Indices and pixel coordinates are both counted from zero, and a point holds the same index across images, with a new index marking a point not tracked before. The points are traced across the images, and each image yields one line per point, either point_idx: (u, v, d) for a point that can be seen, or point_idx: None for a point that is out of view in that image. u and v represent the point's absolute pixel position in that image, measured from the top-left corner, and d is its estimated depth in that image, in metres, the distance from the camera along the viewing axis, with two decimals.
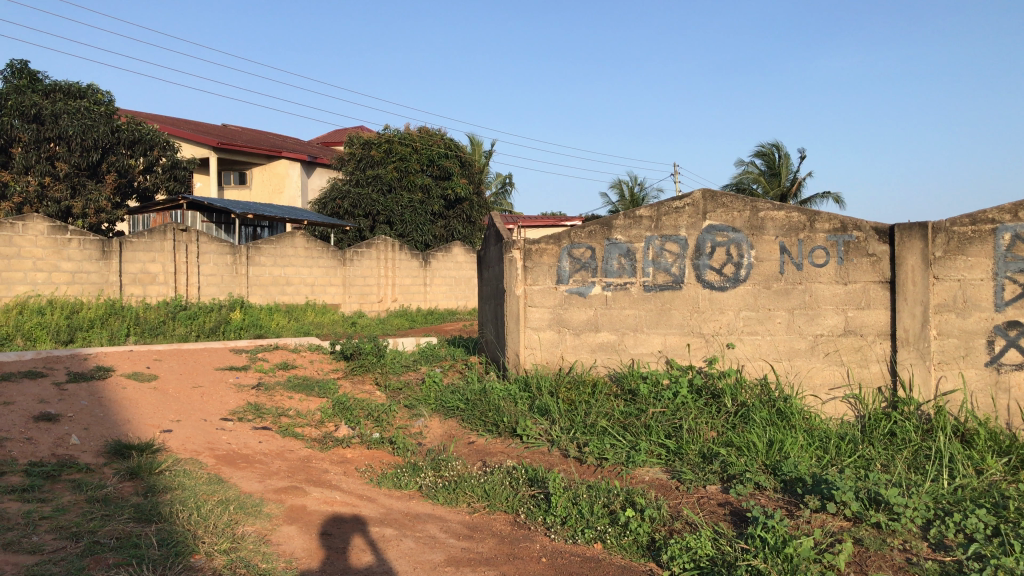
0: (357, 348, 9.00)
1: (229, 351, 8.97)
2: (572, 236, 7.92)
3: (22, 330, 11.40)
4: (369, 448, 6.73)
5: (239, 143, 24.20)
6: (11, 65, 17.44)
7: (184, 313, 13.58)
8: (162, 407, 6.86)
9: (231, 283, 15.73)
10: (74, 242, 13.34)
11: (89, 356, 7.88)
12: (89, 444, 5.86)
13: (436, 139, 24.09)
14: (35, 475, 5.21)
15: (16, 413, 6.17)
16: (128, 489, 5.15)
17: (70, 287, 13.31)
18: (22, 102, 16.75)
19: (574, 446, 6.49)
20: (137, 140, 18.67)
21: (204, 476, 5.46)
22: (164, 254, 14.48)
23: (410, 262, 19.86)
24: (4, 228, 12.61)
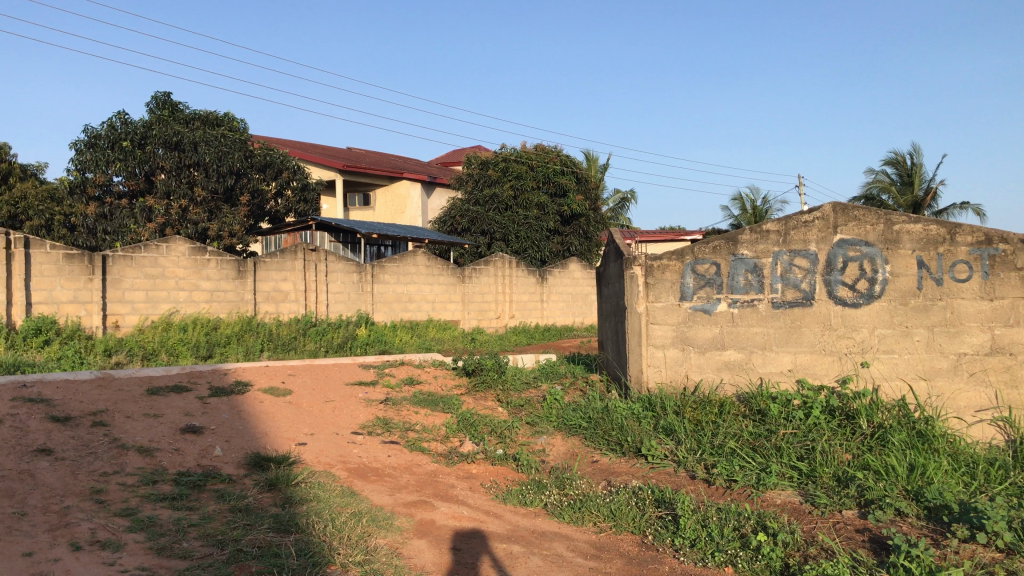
0: (479, 365, 9.12)
1: (357, 366, 9.24)
2: (696, 252, 7.81)
3: (167, 346, 12.13)
4: (493, 464, 6.79)
5: (363, 165, 25.02)
6: (156, 97, 18.60)
7: (313, 329, 14.12)
8: (297, 420, 7.13)
9: (357, 301, 16.24)
10: (213, 262, 14.10)
11: (229, 371, 8.28)
12: (231, 456, 6.16)
13: (553, 156, 24.22)
14: (183, 484, 5.52)
15: (165, 425, 6.56)
16: (267, 499, 5.38)
17: (209, 304, 14.06)
18: (165, 133, 17.85)
19: (701, 467, 6.38)
20: (268, 164, 19.60)
21: (338, 489, 5.64)
22: (295, 272, 15.11)
23: (527, 279, 20.00)
24: (150, 250, 13.38)
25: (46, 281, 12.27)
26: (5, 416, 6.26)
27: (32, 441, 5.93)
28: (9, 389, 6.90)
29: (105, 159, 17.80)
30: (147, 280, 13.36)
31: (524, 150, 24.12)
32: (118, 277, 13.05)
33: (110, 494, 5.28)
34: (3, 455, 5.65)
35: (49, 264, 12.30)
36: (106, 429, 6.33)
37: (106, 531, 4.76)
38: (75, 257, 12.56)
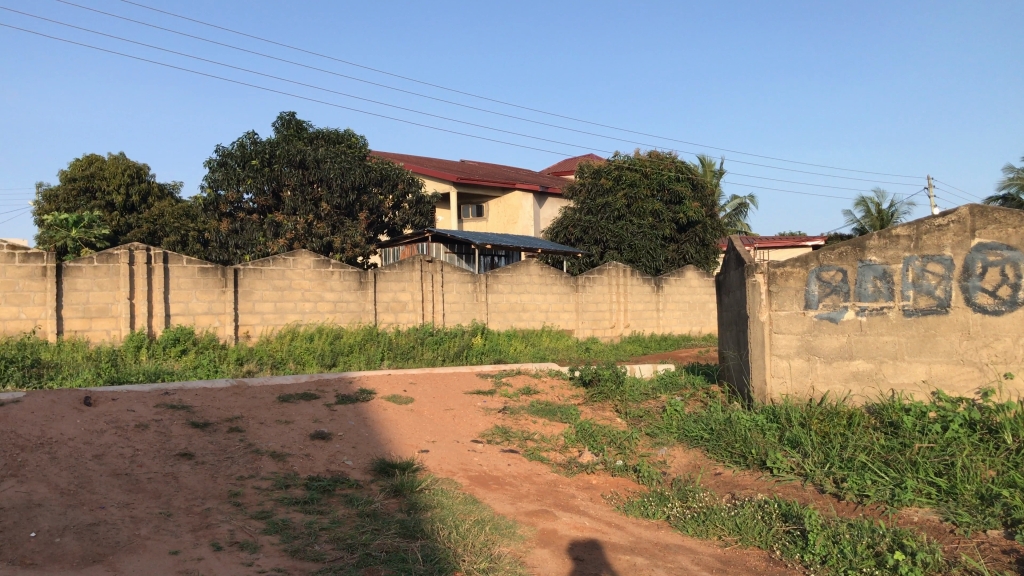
0: (596, 375, 9.11)
1: (475, 375, 9.37)
2: (821, 258, 7.60)
3: (294, 355, 12.63)
4: (614, 475, 6.74)
5: (477, 177, 25.40)
6: (279, 117, 19.44)
7: (431, 338, 14.40)
8: (419, 428, 7.29)
9: (472, 310, 16.48)
10: (335, 274, 14.59)
11: (354, 379, 8.55)
12: (358, 462, 6.35)
13: (667, 163, 23.82)
14: (314, 489, 5.73)
15: (296, 431, 6.82)
16: (393, 505, 5.52)
17: (332, 314, 14.56)
18: (290, 151, 18.66)
19: (830, 481, 6.17)
20: (385, 178, 20.01)
21: (461, 496, 5.73)
22: (413, 283, 15.48)
23: (643, 287, 19.82)
24: (277, 263, 13.97)
25: (183, 293, 13.05)
26: (150, 421, 6.68)
27: (176, 445, 6.31)
28: (154, 396, 7.35)
29: (237, 178, 18.84)
30: (275, 292, 13.96)
31: (638, 157, 23.94)
32: (249, 290, 13.69)
33: (246, 497, 5.55)
34: (150, 458, 6.04)
35: (186, 277, 13.07)
36: (242, 435, 6.64)
37: (244, 532, 5.00)
38: (209, 271, 13.29)
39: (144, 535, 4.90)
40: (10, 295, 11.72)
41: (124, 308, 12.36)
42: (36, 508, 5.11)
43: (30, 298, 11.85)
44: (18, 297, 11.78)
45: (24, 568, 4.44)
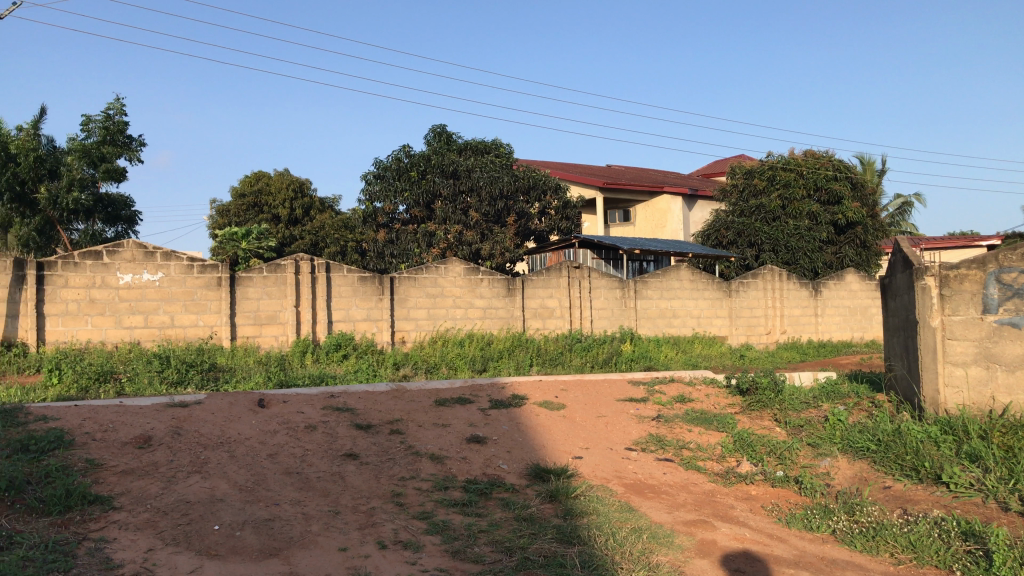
0: (754, 383, 8.77)
1: (627, 383, 9.31)
2: (1001, 260, 7.06)
3: (446, 360, 12.97)
4: (774, 486, 6.53)
5: (624, 182, 25.27)
6: (431, 131, 20.07)
7: (580, 345, 14.42)
8: (573, 434, 7.31)
9: (621, 317, 16.40)
10: (485, 281, 14.87)
11: (507, 385, 8.67)
12: (514, 467, 6.44)
13: (824, 162, 22.93)
14: (472, 491, 5.86)
15: (452, 434, 7.00)
16: (549, 510, 5.57)
17: (483, 321, 14.86)
18: (443, 163, 19.24)
19: (1016, 499, 5.72)
20: (532, 186, 20.15)
21: (617, 504, 5.71)
22: (561, 289, 15.57)
23: (799, 292, 19.09)
24: (430, 271, 14.39)
25: (343, 302, 13.67)
26: (317, 423, 7.03)
27: (341, 446, 6.61)
28: (320, 398, 7.73)
29: (394, 190, 19.64)
30: (428, 299, 14.38)
31: (792, 157, 23.09)
32: (404, 297, 14.17)
33: (408, 497, 5.75)
34: (318, 457, 6.36)
35: (346, 286, 13.69)
36: (402, 437, 6.88)
37: (408, 531, 5.18)
38: (367, 279, 13.86)
39: (316, 531, 5.16)
40: (190, 303, 12.65)
41: (291, 316, 13.17)
42: (218, 502, 5.49)
43: (207, 307, 12.75)
44: (197, 306, 12.70)
45: (209, 559, 4.79)
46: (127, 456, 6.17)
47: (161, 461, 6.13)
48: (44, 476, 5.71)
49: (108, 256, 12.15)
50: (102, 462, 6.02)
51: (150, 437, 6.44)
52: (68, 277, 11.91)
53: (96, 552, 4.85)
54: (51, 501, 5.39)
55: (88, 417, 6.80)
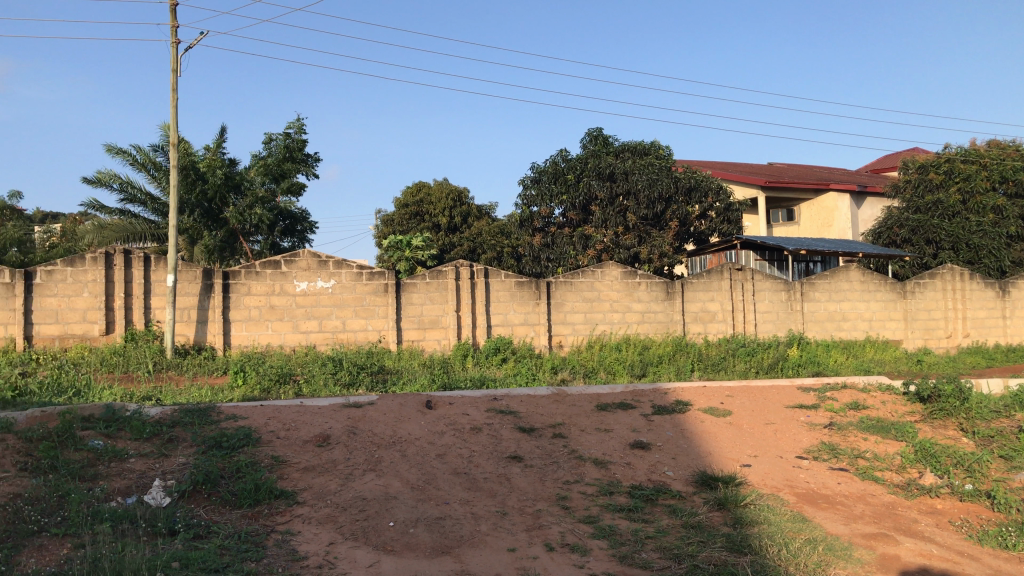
0: (936, 390, 8.21)
1: (796, 389, 8.98)
2: None
3: (605, 365, 12.93)
4: (962, 501, 6.12)
5: (787, 180, 24.40)
6: (587, 135, 20.09)
7: (743, 349, 14.02)
8: (740, 442, 7.14)
9: (787, 320, 15.82)
10: (643, 285, 14.74)
11: (669, 390, 8.56)
12: (679, 474, 6.34)
13: (1008, 152, 21.67)
14: (638, 497, 5.83)
15: (615, 439, 6.99)
16: (718, 518, 5.45)
17: (641, 325, 14.74)
18: (600, 165, 19.24)
19: None
20: (693, 187, 19.54)
21: (789, 513, 5.52)
22: (722, 292, 15.22)
23: (983, 292, 17.80)
24: (587, 275, 14.42)
25: (502, 306, 13.92)
26: (482, 425, 7.20)
27: (506, 448, 6.74)
28: (484, 401, 7.92)
29: (551, 194, 19.88)
30: (586, 303, 14.43)
31: (972, 148, 21.75)
32: (561, 301, 14.29)
33: (574, 501, 5.78)
34: (485, 459, 6.52)
35: (504, 291, 13.93)
36: (565, 441, 6.93)
37: (574, 535, 5.21)
38: (525, 284, 14.05)
39: (485, 531, 5.29)
40: (359, 309, 13.27)
41: (452, 320, 13.56)
42: (393, 500, 5.73)
43: (375, 312, 13.34)
44: (366, 311, 13.31)
45: (386, 554, 5.00)
46: (308, 453, 6.55)
47: (338, 459, 6.46)
48: (236, 470, 6.15)
49: (285, 266, 12.96)
50: (286, 459, 6.42)
51: (328, 435, 6.81)
52: (250, 285, 12.81)
53: (283, 543, 5.17)
54: (243, 493, 5.79)
55: (272, 416, 7.26)
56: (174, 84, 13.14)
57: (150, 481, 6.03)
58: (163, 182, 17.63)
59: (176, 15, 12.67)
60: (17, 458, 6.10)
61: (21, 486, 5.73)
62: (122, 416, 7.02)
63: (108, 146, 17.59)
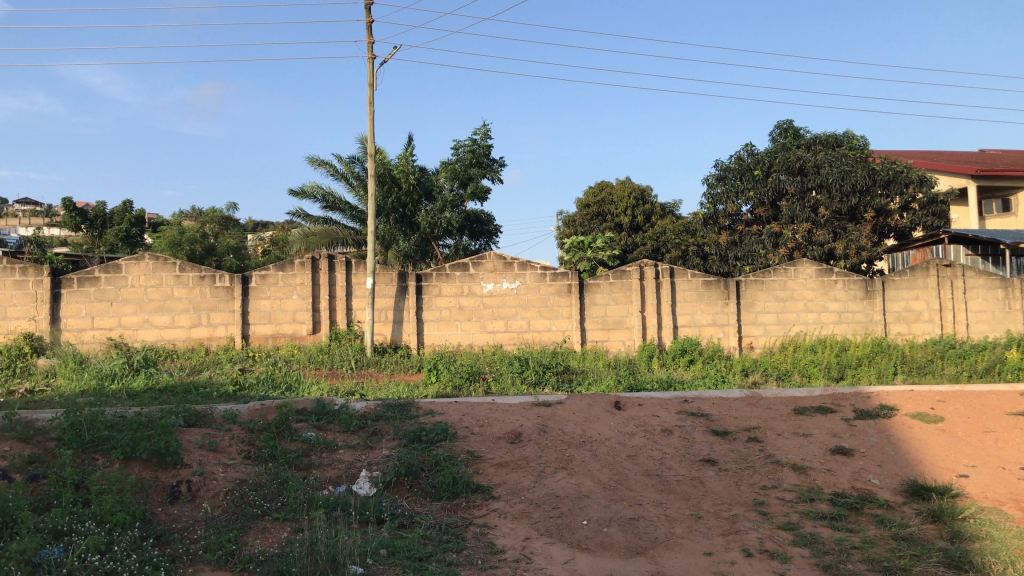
0: None
1: (1019, 395, 8.23)
2: None
3: (799, 367, 12.43)
4: None
5: (1003, 168, 22.44)
6: (777, 126, 19.47)
7: (954, 352, 13.04)
8: (955, 450, 6.65)
9: (1005, 319, 14.52)
10: (840, 283, 14.03)
11: (873, 394, 8.10)
12: (887, 482, 5.99)
13: None
14: (841, 505, 5.58)
15: (815, 445, 6.70)
16: (933, 531, 5.12)
17: (838, 325, 14.06)
18: (789, 159, 18.56)
19: None
20: (892, 178, 18.09)
21: (1015, 530, 5.10)
22: (929, 290, 14.23)
23: None
24: (779, 274, 13.92)
25: (689, 306, 13.70)
26: (674, 426, 7.12)
27: (699, 451, 6.63)
28: (675, 402, 7.82)
29: (736, 190, 19.41)
30: (778, 303, 13.93)
31: None
32: (751, 301, 13.86)
33: (772, 507, 5.61)
34: (677, 461, 6.44)
35: (691, 290, 13.69)
36: (761, 445, 6.73)
37: (774, 541, 5.06)
38: (713, 284, 13.74)
39: (680, 534, 5.23)
40: (544, 309, 13.48)
41: (637, 320, 13.50)
42: (585, 499, 5.78)
43: (559, 312, 13.51)
44: (551, 312, 13.50)
45: (581, 552, 5.06)
46: (502, 449, 6.73)
47: (531, 456, 6.60)
48: (435, 464, 6.41)
49: (473, 268, 13.39)
50: (482, 455, 6.63)
51: (521, 433, 6.97)
52: (441, 287, 13.34)
53: (482, 536, 5.35)
54: (442, 486, 6.04)
55: (467, 412, 7.52)
56: (369, 97, 13.89)
57: (357, 471, 6.42)
58: (360, 191, 18.67)
59: (372, 32, 13.40)
60: (242, 446, 6.67)
61: (246, 473, 6.26)
62: (332, 409, 7.51)
63: (312, 158, 18.84)
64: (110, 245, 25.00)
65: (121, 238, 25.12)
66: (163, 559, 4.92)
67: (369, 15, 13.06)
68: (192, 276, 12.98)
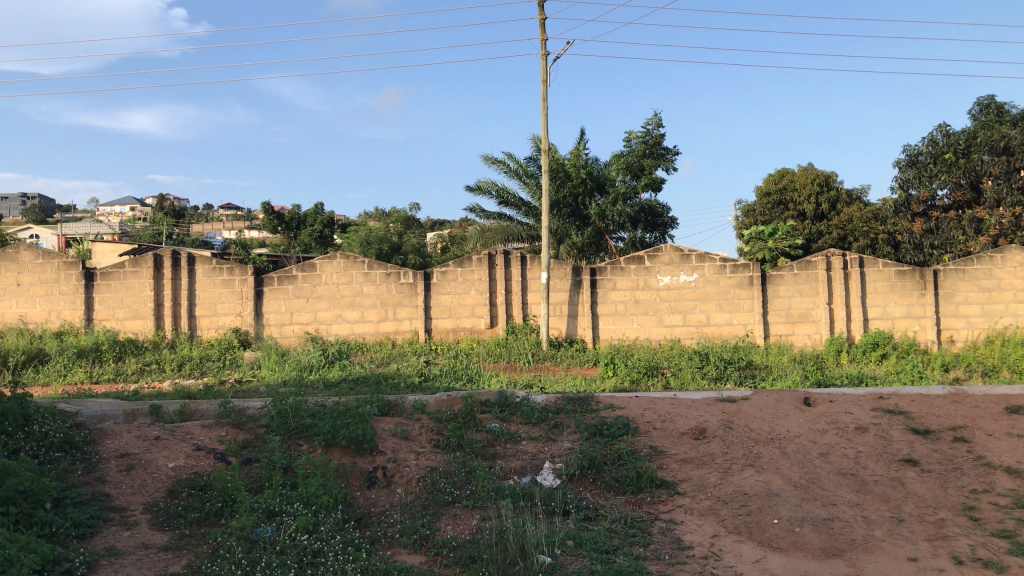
0: None
1: None
2: None
3: (1008, 362, 11.49)
4: None
5: None
6: (979, 103, 18.02)
7: None
8: None
9: None
10: None
11: None
12: None
13: None
14: None
15: None
16: None
17: None
18: (991, 137, 17.08)
19: None
20: None
21: None
22: None
23: None
24: (984, 262, 12.93)
25: (881, 298, 12.97)
26: (869, 424, 6.76)
27: (898, 450, 6.27)
28: (869, 399, 7.43)
29: (929, 174, 18.22)
30: (982, 293, 12.95)
31: None
32: (952, 292, 12.94)
33: (984, 512, 5.24)
34: (874, 461, 6.11)
35: (883, 281, 12.95)
36: (968, 446, 6.28)
37: (988, 549, 4.74)
38: (907, 274, 12.92)
39: (880, 536, 5.00)
40: (724, 303, 13.17)
41: (824, 313, 12.93)
42: (775, 497, 5.60)
43: (740, 306, 13.15)
44: (731, 305, 13.17)
45: (772, 551, 4.92)
46: (685, 445, 6.63)
47: (715, 452, 6.47)
48: (617, 458, 6.41)
49: (649, 261, 13.26)
50: (665, 450, 6.57)
51: (704, 429, 6.85)
52: (616, 280, 13.30)
53: (668, 532, 5.31)
54: (625, 480, 6.04)
55: (648, 406, 7.47)
56: (543, 93, 14.05)
57: (541, 463, 6.53)
58: (534, 187, 18.92)
59: (545, 29, 13.56)
60: (431, 435, 6.95)
61: (436, 461, 6.51)
62: (514, 401, 7.67)
63: (486, 157, 19.31)
64: (305, 245, 26.70)
65: (315, 239, 26.74)
66: (364, 541, 5.22)
67: (543, 13, 13.22)
68: (378, 273, 13.62)
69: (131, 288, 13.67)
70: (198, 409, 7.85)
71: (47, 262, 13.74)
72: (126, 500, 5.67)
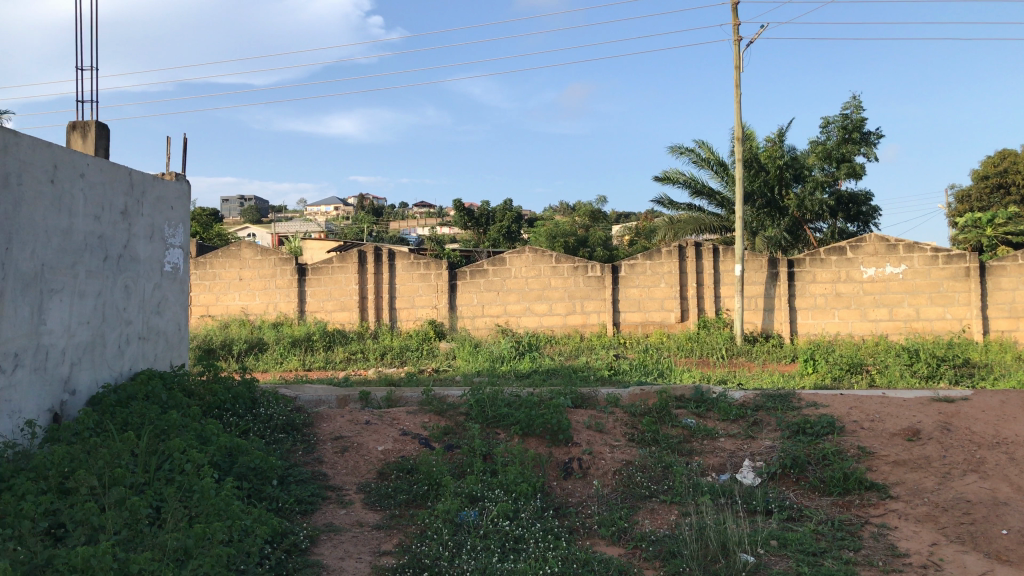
0: None
1: None
2: None
3: None
4: None
5: None
6: None
7: None
8: None
9: None
10: None
11: None
12: None
13: None
14: None
15: None
16: None
17: None
18: None
19: None
20: None
21: None
22: None
23: None
24: None
25: None
26: None
27: None
28: None
29: None
30: None
31: None
32: None
33: None
34: None
35: None
36: None
37: None
38: None
39: None
40: (936, 296, 12.27)
41: None
42: (1003, 506, 5.17)
43: (955, 299, 12.22)
44: (944, 298, 12.26)
45: (1001, 565, 4.57)
46: (897, 447, 6.25)
47: (932, 456, 6.06)
48: (822, 458, 6.13)
49: (852, 251, 12.58)
50: (874, 451, 6.22)
51: (919, 430, 6.42)
52: (815, 272, 12.71)
53: (880, 537, 5.03)
54: (832, 481, 5.79)
55: (855, 405, 7.10)
56: (737, 80, 13.66)
57: (740, 460, 6.37)
58: (725, 177, 18.41)
59: (738, 13, 13.17)
60: (625, 429, 6.96)
61: (631, 454, 6.52)
62: (710, 397, 7.53)
63: (674, 147, 18.98)
64: (494, 240, 27.40)
65: (503, 234, 27.37)
66: (563, 530, 5.30)
67: None
68: (567, 267, 13.76)
69: (338, 282, 14.58)
70: (402, 395, 8.26)
71: (265, 258, 14.90)
72: (342, 480, 6.08)
